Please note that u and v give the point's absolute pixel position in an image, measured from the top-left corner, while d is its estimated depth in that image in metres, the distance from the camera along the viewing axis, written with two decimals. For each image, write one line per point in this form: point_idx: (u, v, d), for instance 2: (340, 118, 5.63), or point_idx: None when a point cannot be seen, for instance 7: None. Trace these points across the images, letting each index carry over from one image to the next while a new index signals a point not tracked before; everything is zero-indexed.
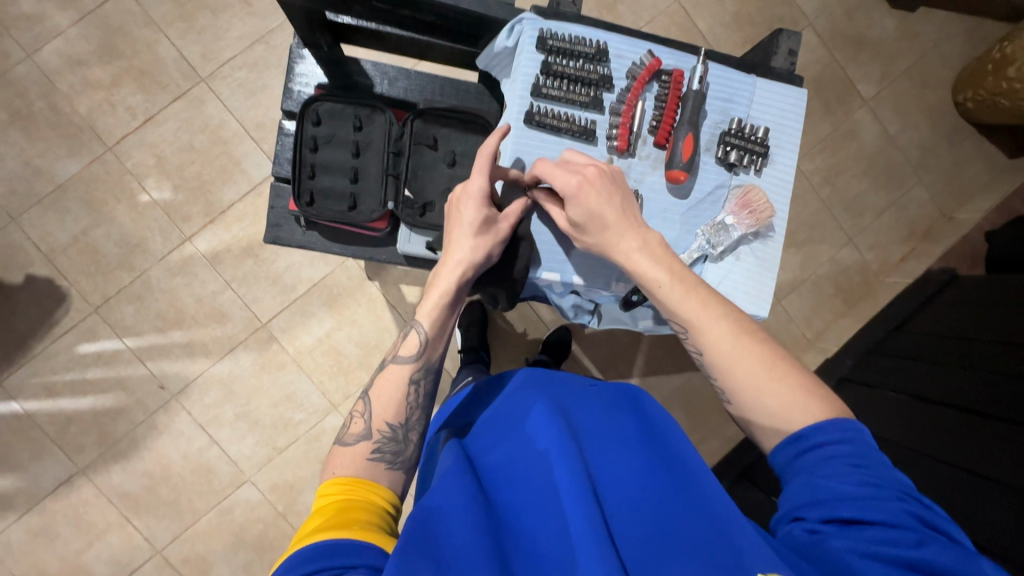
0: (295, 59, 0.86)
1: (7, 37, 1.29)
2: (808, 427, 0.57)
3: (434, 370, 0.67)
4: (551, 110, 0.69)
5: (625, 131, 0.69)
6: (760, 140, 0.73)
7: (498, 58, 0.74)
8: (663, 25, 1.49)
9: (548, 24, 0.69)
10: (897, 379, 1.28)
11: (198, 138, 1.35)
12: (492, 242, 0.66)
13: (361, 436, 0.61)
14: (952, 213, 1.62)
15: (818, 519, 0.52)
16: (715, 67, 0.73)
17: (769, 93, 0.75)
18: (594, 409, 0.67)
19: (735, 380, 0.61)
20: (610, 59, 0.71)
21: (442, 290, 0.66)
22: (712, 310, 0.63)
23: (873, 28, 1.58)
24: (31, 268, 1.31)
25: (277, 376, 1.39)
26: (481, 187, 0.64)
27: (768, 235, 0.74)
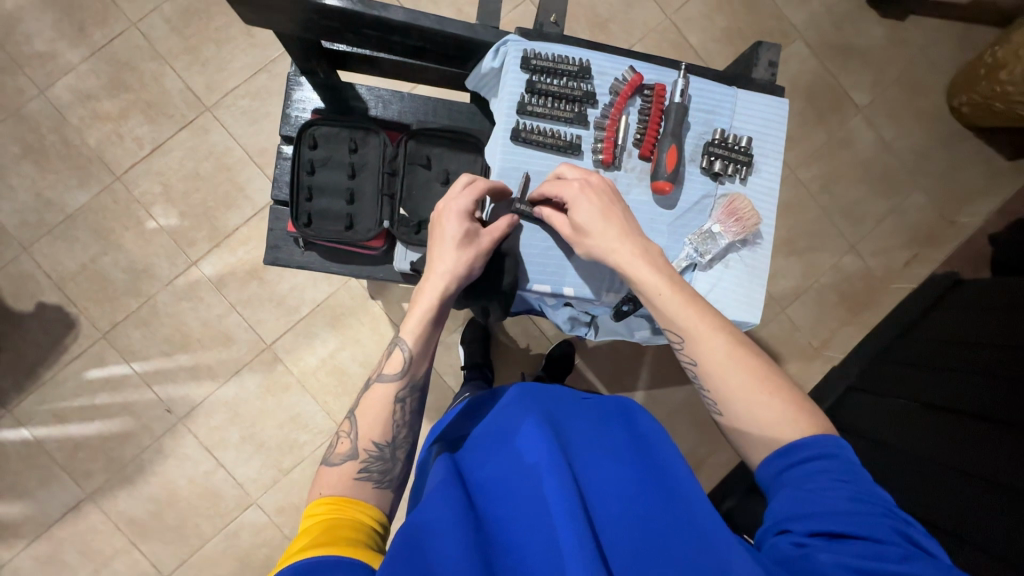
0: (293, 86, 0.88)
1: (21, 75, 1.34)
2: (799, 441, 0.57)
3: (420, 387, 0.68)
4: (537, 126, 0.71)
5: (611, 145, 0.71)
6: (744, 149, 0.74)
7: (485, 79, 0.76)
8: (654, 42, 1.52)
9: (531, 44, 0.71)
10: (904, 385, 1.26)
11: (203, 166, 1.39)
12: (474, 255, 0.66)
13: (348, 456, 0.61)
14: (954, 217, 1.61)
15: (806, 532, 0.51)
16: (697, 80, 0.74)
17: (752, 104, 0.76)
18: (585, 425, 0.68)
19: (731, 391, 0.60)
20: (593, 76, 0.73)
21: (426, 305, 0.66)
22: (711, 323, 0.62)
23: (862, 38, 1.61)
24: (41, 296, 1.34)
25: (282, 397, 1.39)
26: (463, 203, 0.66)
27: (756, 242, 0.74)
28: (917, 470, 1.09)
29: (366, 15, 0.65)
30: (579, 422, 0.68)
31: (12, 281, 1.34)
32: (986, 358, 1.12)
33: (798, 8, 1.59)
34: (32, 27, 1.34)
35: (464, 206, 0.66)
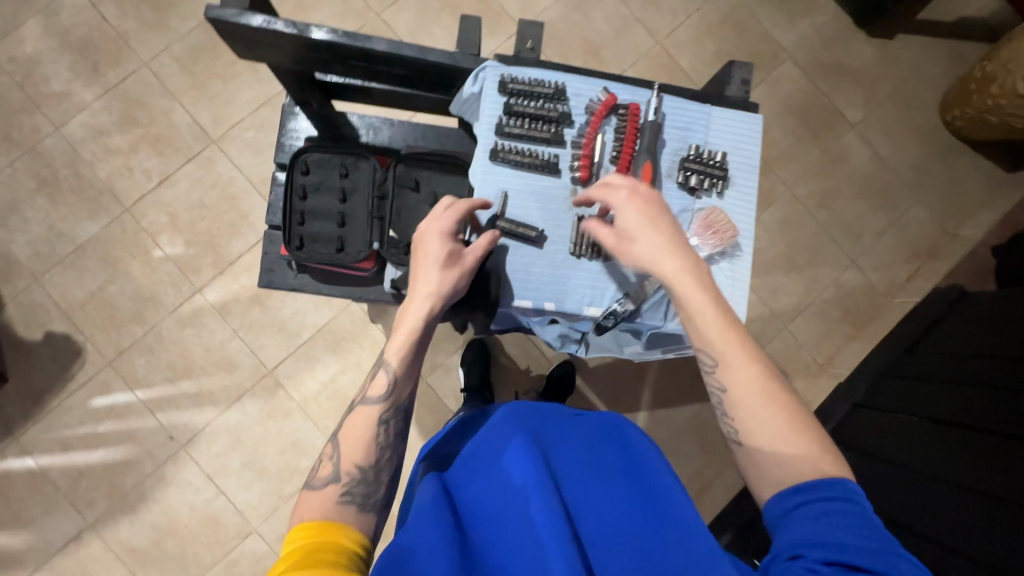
0: (288, 117, 0.93)
1: (38, 114, 1.40)
2: (819, 481, 0.54)
3: (404, 408, 0.69)
4: (515, 146, 0.73)
5: (586, 162, 0.73)
6: (718, 164, 0.75)
7: (466, 104, 0.79)
8: (647, 66, 1.55)
9: (508, 69, 0.74)
10: (912, 400, 1.24)
11: (209, 196, 1.43)
12: (457, 274, 0.67)
13: (330, 479, 0.62)
14: (956, 230, 1.60)
15: (819, 559, 0.47)
16: (671, 99, 0.76)
17: (727, 120, 0.77)
18: (576, 443, 0.67)
19: (766, 417, 0.58)
20: (569, 97, 0.75)
21: (409, 327, 0.66)
22: (748, 350, 0.61)
23: (851, 57, 1.63)
24: (50, 325, 1.37)
25: (283, 423, 1.39)
26: (446, 224, 0.67)
27: (736, 254, 0.74)
28: (922, 486, 1.07)
29: (352, 47, 0.68)
30: (570, 440, 0.68)
31: (22, 311, 1.37)
32: (992, 372, 1.10)
33: (787, 30, 1.62)
34: (50, 68, 1.41)
35: (448, 226, 0.67)
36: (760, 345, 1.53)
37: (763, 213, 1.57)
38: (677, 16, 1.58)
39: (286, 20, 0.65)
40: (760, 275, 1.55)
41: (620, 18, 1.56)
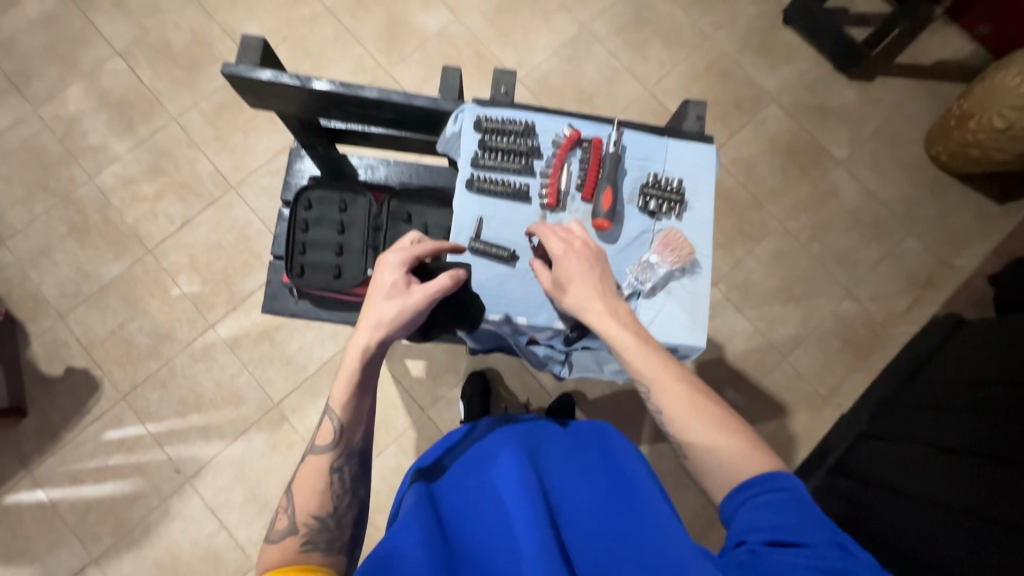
0: (295, 159, 1.03)
1: (76, 166, 1.53)
2: (754, 480, 0.58)
3: (357, 453, 0.71)
4: (489, 177, 0.80)
5: (554, 190, 0.79)
6: (676, 189, 0.81)
7: (449, 143, 0.85)
8: (636, 111, 1.65)
9: (483, 110, 0.81)
10: (916, 430, 1.22)
11: (226, 237, 1.52)
12: (400, 304, 0.68)
13: (286, 532, 0.63)
14: (951, 260, 1.61)
15: (759, 540, 0.53)
16: (631, 132, 0.83)
17: (683, 150, 0.84)
18: (563, 465, 0.70)
19: (693, 432, 0.63)
20: (538, 133, 0.82)
21: (348, 372, 0.69)
22: (671, 371, 0.65)
23: (835, 99, 1.70)
24: (71, 360, 1.44)
25: (287, 456, 1.42)
26: (394, 257, 0.70)
27: (695, 271, 0.79)
28: (922, 514, 1.04)
29: (347, 95, 0.78)
30: (560, 455, 0.71)
31: (46, 348, 1.44)
32: (993, 399, 1.08)
33: (771, 76, 1.71)
34: (89, 125, 1.55)
35: (398, 260, 0.70)
36: (759, 377, 1.53)
37: (756, 246, 1.61)
38: (664, 66, 1.69)
39: (291, 74, 0.76)
40: (756, 307, 1.57)
41: (611, 68, 1.68)
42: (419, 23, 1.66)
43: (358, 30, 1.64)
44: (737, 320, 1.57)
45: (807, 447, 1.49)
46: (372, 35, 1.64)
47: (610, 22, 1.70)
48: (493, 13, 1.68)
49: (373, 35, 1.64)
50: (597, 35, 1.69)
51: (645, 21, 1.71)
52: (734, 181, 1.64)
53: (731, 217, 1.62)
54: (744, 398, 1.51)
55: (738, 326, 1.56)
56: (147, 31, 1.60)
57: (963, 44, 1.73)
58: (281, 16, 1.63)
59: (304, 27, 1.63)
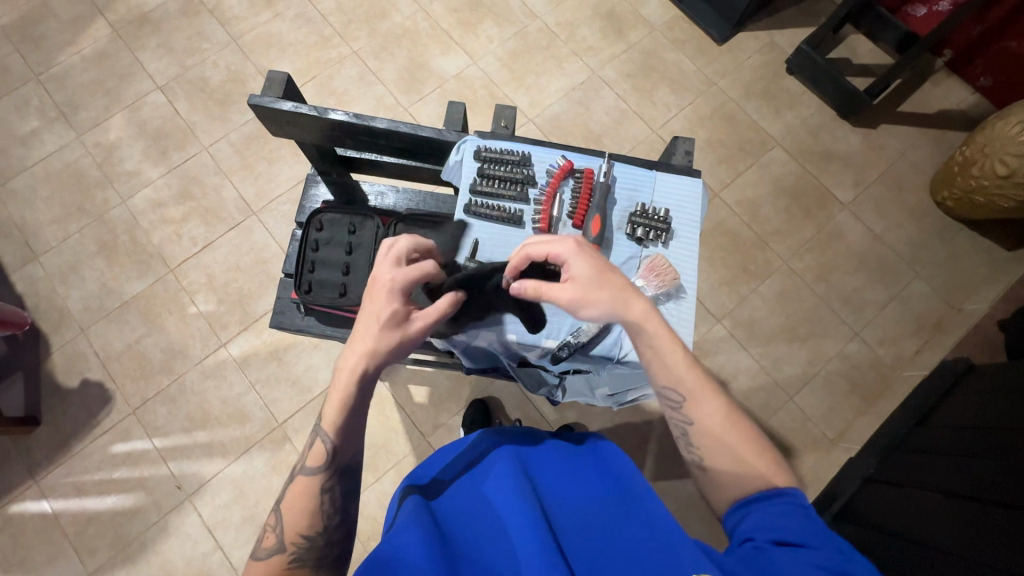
0: (311, 185, 1.09)
1: (111, 189, 1.63)
2: (767, 491, 0.61)
3: (346, 471, 0.71)
4: (485, 203, 0.84)
5: (546, 216, 0.83)
6: (662, 218, 0.84)
7: (451, 172, 0.90)
8: (643, 151, 1.71)
9: (483, 141, 0.87)
10: (924, 475, 1.18)
11: (244, 259, 1.59)
12: (395, 338, 0.69)
13: (274, 550, 0.65)
14: (960, 304, 1.60)
15: (766, 539, 0.56)
16: (621, 166, 0.87)
17: (670, 184, 0.87)
18: (564, 486, 0.69)
19: (721, 452, 0.65)
20: (534, 164, 0.87)
21: (339, 396, 0.69)
22: (707, 386, 0.68)
23: (839, 144, 1.74)
24: (87, 373, 1.49)
25: (286, 477, 1.43)
26: (397, 283, 0.69)
27: (680, 296, 0.81)
28: (933, 561, 0.99)
29: (359, 126, 0.84)
30: (560, 472, 0.72)
31: (65, 360, 1.50)
32: (1003, 445, 1.05)
33: (775, 120, 1.76)
34: (126, 152, 1.66)
35: (400, 285, 0.69)
36: (764, 416, 1.51)
37: (761, 284, 1.62)
38: (670, 109, 1.76)
39: (310, 105, 0.83)
40: (761, 345, 1.57)
41: (619, 110, 1.75)
42: (438, 66, 1.76)
43: (381, 72, 1.75)
44: (741, 357, 1.56)
45: (814, 490, 1.45)
46: (393, 76, 1.75)
47: (619, 68, 1.79)
48: (508, 58, 1.78)
49: (394, 75, 1.75)
50: (606, 80, 1.78)
51: (652, 68, 1.80)
52: (739, 220, 1.67)
53: (735, 255, 1.64)
54: None
55: (742, 363, 1.56)
56: (187, 68, 1.73)
57: (965, 95, 1.77)
58: (310, 57, 1.76)
59: (331, 67, 1.75)
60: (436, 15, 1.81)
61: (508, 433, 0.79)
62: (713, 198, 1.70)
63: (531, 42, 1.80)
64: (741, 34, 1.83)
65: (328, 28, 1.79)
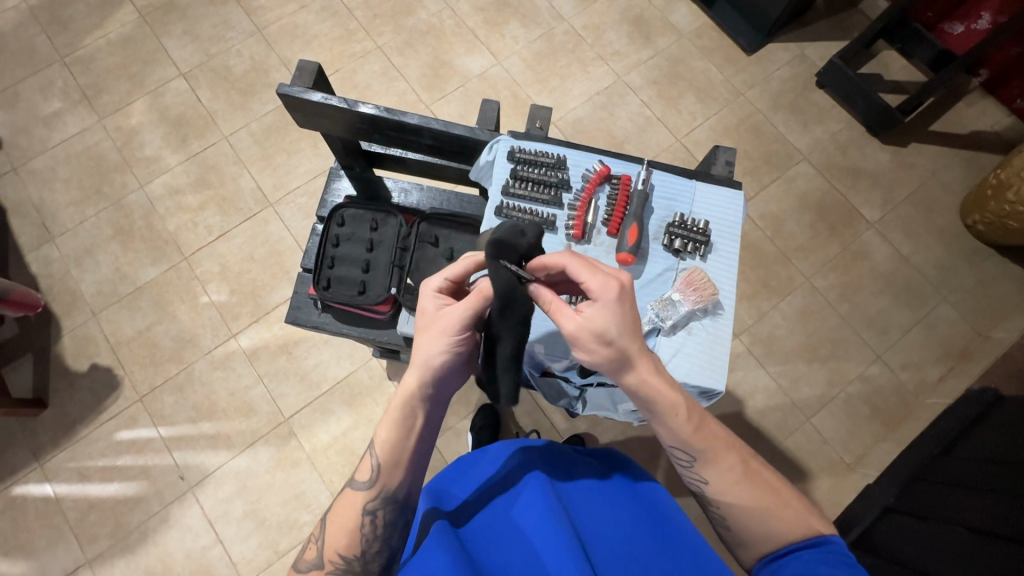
0: (333, 179, 1.08)
1: (130, 174, 1.63)
2: (807, 540, 0.61)
3: (395, 499, 0.69)
4: (518, 205, 0.82)
5: (580, 223, 0.80)
6: (701, 230, 0.81)
7: (482, 171, 0.88)
8: (666, 159, 1.68)
9: (518, 142, 0.84)
10: (946, 508, 1.13)
11: (258, 251, 1.57)
12: (431, 338, 0.67)
13: (314, 565, 0.68)
14: (988, 332, 1.55)
15: None
16: (659, 174, 0.85)
17: (710, 195, 0.85)
18: (606, 525, 0.67)
19: (748, 507, 0.64)
20: (569, 167, 0.84)
21: (391, 412, 0.69)
22: (721, 441, 0.67)
23: (868, 161, 1.70)
24: (96, 357, 1.48)
25: (291, 474, 1.41)
26: (432, 285, 0.70)
27: (717, 312, 0.78)
28: None
29: (390, 120, 0.82)
30: (593, 502, 0.71)
31: (75, 343, 1.49)
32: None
33: (802, 134, 1.72)
34: (146, 137, 1.66)
35: (434, 285, 0.69)
36: (779, 437, 1.47)
37: (782, 301, 1.58)
38: (695, 118, 1.73)
39: (339, 97, 0.81)
40: (780, 363, 1.53)
41: (643, 117, 1.72)
42: (462, 65, 1.75)
43: (404, 68, 1.73)
44: (759, 375, 1.52)
45: (829, 515, 1.41)
46: (417, 73, 1.73)
47: (645, 74, 1.76)
48: (533, 60, 1.76)
49: (417, 72, 1.73)
50: (631, 86, 1.75)
51: (679, 75, 1.77)
52: (762, 234, 1.64)
53: (757, 270, 1.60)
54: (763, 458, 1.45)
55: (760, 382, 1.52)
56: (211, 56, 1.73)
57: (1000, 117, 1.73)
58: (334, 51, 1.75)
59: (355, 61, 1.74)
60: (462, 14, 1.79)
61: (540, 452, 0.76)
62: None
63: (557, 44, 1.78)
64: (771, 45, 1.80)
65: (353, 21, 1.77)
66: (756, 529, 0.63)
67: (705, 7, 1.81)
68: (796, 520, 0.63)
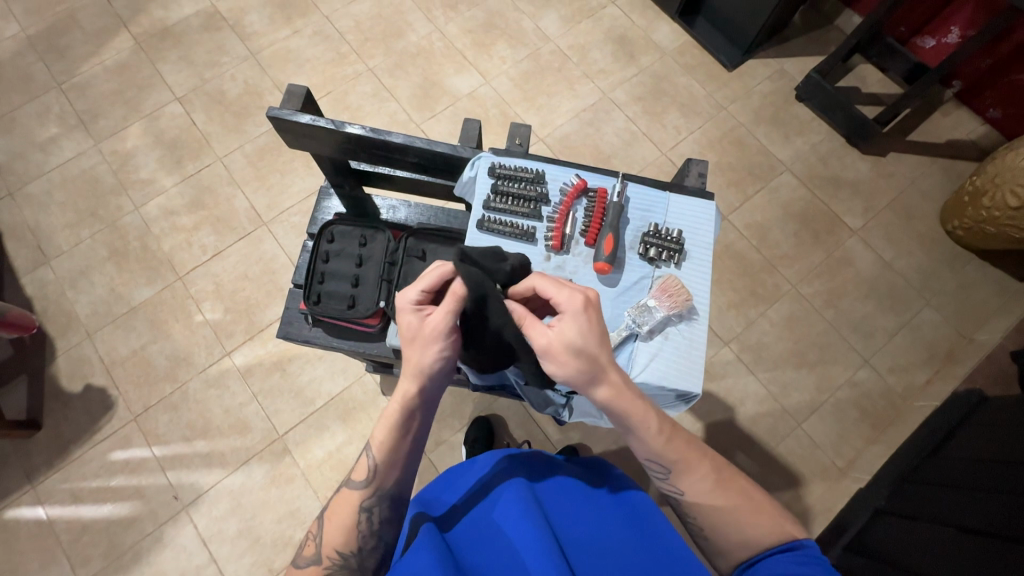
0: (323, 198, 1.10)
1: (125, 196, 1.65)
2: (778, 547, 0.62)
3: (389, 496, 0.71)
4: (499, 219, 0.84)
5: (559, 234, 0.83)
6: (675, 239, 0.84)
7: (466, 187, 0.91)
8: (652, 172, 1.72)
9: (498, 158, 0.87)
10: (936, 510, 1.14)
11: (252, 269, 1.60)
12: (423, 347, 0.69)
13: (312, 560, 0.68)
14: (972, 334, 1.58)
15: None
16: (634, 186, 0.88)
17: (683, 205, 0.88)
18: (588, 530, 0.69)
19: (724, 516, 0.66)
20: (547, 182, 0.87)
21: (386, 414, 0.71)
22: (695, 451, 0.68)
23: (848, 171, 1.75)
24: (90, 378, 1.49)
25: (285, 490, 1.41)
26: (410, 298, 0.70)
27: (692, 317, 0.81)
28: None
29: (375, 139, 0.85)
30: (574, 508, 0.73)
31: (70, 364, 1.50)
32: (1012, 480, 1.02)
33: (784, 146, 1.77)
34: (142, 160, 1.69)
35: (412, 299, 0.69)
36: (770, 443, 1.49)
37: (769, 309, 1.61)
38: (680, 132, 1.77)
39: (327, 119, 0.84)
40: (769, 369, 1.55)
41: (629, 132, 1.77)
42: (452, 84, 1.79)
43: (395, 88, 1.78)
44: (749, 382, 1.54)
45: (823, 521, 1.42)
46: (408, 93, 1.78)
47: (630, 91, 1.81)
48: (520, 79, 1.81)
49: (408, 93, 1.78)
50: (616, 102, 1.80)
51: (663, 91, 1.82)
52: (747, 243, 1.67)
53: (744, 278, 1.64)
54: (755, 464, 1.46)
55: (750, 389, 1.54)
56: (206, 81, 1.77)
57: (974, 126, 1.78)
58: (326, 73, 1.79)
59: (347, 83, 1.78)
60: (451, 36, 1.85)
61: (523, 459, 0.78)
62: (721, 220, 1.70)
63: (544, 63, 1.83)
64: (751, 61, 1.86)
65: (345, 45, 1.82)
66: (734, 536, 0.65)
67: (686, 26, 1.87)
68: (771, 524, 0.64)
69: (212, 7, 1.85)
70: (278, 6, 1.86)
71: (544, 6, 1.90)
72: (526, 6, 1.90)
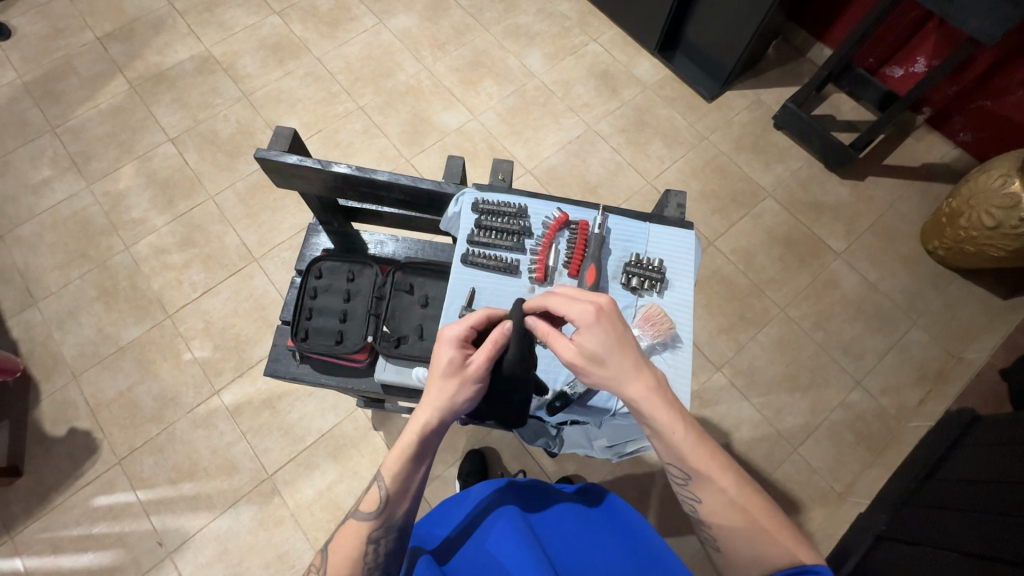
0: (312, 234, 1.12)
1: (116, 236, 1.66)
2: (793, 568, 0.59)
3: (396, 528, 0.68)
4: (483, 253, 0.86)
5: (542, 266, 0.84)
6: (656, 268, 0.85)
7: (450, 223, 0.92)
8: (637, 202, 1.75)
9: (481, 195, 0.89)
10: (938, 534, 1.12)
11: (243, 305, 1.59)
12: (459, 385, 0.68)
13: None
14: (960, 353, 1.59)
15: None
16: (615, 219, 0.90)
17: (663, 235, 0.89)
18: (586, 556, 0.68)
19: (734, 535, 0.64)
20: (530, 216, 0.89)
21: (406, 441, 0.68)
22: (720, 462, 0.66)
23: (828, 195, 1.79)
24: (75, 421, 1.46)
25: (274, 533, 1.37)
26: (455, 333, 0.69)
27: (675, 345, 0.81)
28: None
29: (362, 178, 0.87)
30: (569, 537, 0.72)
31: (54, 407, 1.47)
32: (1009, 501, 1.01)
33: (765, 172, 1.82)
34: (133, 200, 1.70)
35: (456, 334, 0.69)
36: (769, 469, 1.47)
37: (759, 333, 1.62)
38: (663, 161, 1.82)
39: (314, 159, 0.86)
40: (763, 394, 1.55)
41: (614, 162, 1.81)
42: (441, 120, 1.84)
43: (385, 125, 1.82)
44: (743, 407, 1.54)
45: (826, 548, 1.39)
46: (397, 129, 1.82)
47: (614, 123, 1.87)
48: (507, 114, 1.86)
49: (398, 129, 1.82)
50: (601, 134, 1.85)
51: (645, 123, 1.87)
52: (734, 268, 1.69)
53: (732, 303, 1.65)
54: None
55: (745, 414, 1.53)
56: (199, 121, 1.81)
57: (946, 150, 1.83)
58: (318, 112, 1.83)
59: (338, 121, 1.82)
60: (438, 74, 1.91)
61: (515, 487, 0.78)
62: (708, 247, 1.73)
63: (530, 99, 1.89)
64: (729, 93, 1.92)
65: (336, 84, 1.88)
66: (746, 553, 0.63)
67: (665, 60, 1.95)
68: (781, 547, 0.61)
69: (206, 52, 1.90)
70: (271, 49, 1.92)
71: (528, 45, 1.97)
72: (510, 44, 1.97)
